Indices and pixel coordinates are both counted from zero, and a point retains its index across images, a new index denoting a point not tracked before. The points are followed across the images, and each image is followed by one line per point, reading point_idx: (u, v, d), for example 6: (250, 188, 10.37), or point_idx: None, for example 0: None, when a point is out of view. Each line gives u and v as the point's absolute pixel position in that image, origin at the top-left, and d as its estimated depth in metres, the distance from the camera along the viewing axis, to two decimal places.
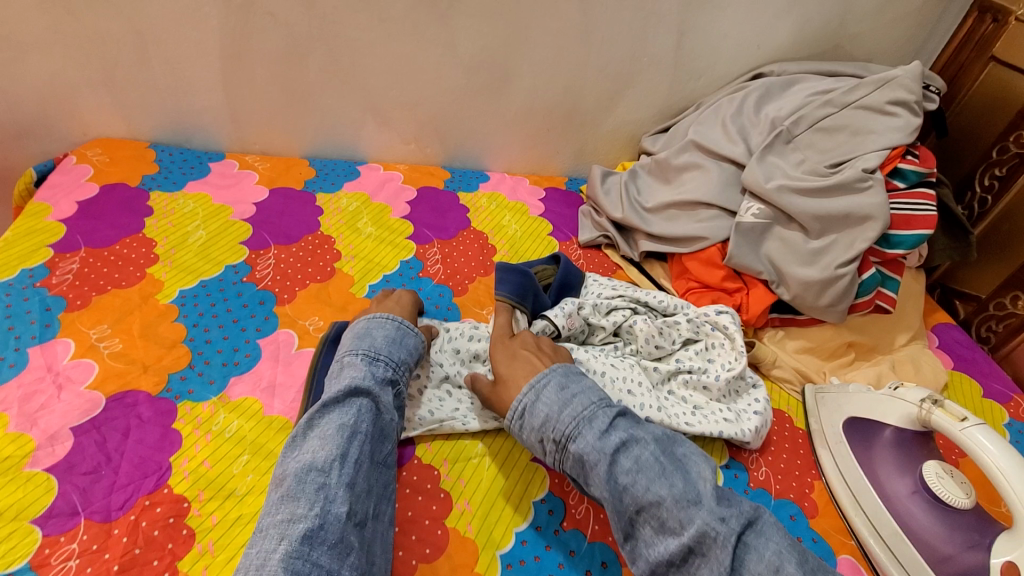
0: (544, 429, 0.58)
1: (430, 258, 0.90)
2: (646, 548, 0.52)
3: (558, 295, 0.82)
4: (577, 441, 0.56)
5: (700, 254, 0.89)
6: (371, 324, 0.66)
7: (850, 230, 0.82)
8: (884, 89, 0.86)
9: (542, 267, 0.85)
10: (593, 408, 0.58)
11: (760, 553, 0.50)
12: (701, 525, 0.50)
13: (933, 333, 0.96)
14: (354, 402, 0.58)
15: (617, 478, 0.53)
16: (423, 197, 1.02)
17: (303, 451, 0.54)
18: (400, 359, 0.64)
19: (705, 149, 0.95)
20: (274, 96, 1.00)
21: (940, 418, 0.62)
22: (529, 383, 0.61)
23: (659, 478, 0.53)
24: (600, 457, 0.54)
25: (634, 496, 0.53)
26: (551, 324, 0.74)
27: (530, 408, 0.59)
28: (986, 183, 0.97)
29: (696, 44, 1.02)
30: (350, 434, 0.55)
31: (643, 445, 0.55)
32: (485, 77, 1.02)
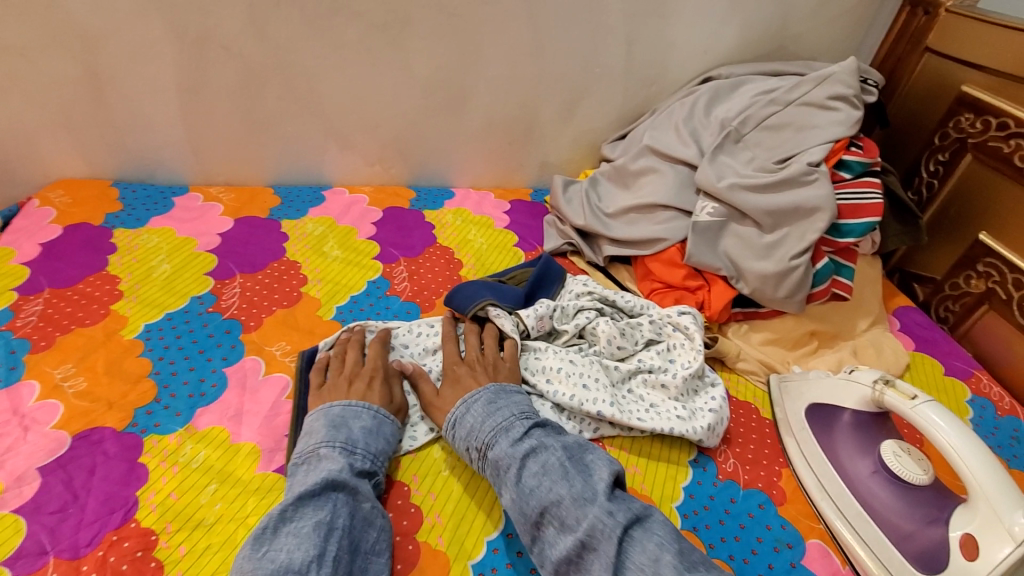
0: (470, 438, 0.63)
1: (397, 277, 0.91)
2: (549, 549, 0.54)
3: (536, 287, 0.85)
4: (494, 449, 0.60)
5: (661, 255, 0.91)
6: (347, 412, 0.64)
7: (801, 223, 0.84)
8: (824, 85, 0.89)
9: (522, 270, 0.91)
10: (512, 418, 0.62)
11: (642, 546, 0.52)
12: (591, 520, 0.53)
13: (894, 317, 0.98)
14: (330, 496, 0.56)
15: (525, 481, 0.57)
16: (389, 216, 1.03)
17: (274, 551, 0.52)
18: (378, 450, 0.63)
19: (660, 153, 0.98)
20: (235, 127, 1.01)
21: (892, 398, 0.64)
22: (461, 399, 0.66)
23: (561, 479, 0.57)
24: (512, 462, 0.59)
25: (538, 497, 0.56)
26: (522, 323, 0.77)
27: (459, 421, 0.64)
28: (930, 168, 1.00)
29: (645, 52, 1.05)
30: (326, 532, 0.53)
31: (551, 451, 0.59)
32: (442, 96, 1.04)
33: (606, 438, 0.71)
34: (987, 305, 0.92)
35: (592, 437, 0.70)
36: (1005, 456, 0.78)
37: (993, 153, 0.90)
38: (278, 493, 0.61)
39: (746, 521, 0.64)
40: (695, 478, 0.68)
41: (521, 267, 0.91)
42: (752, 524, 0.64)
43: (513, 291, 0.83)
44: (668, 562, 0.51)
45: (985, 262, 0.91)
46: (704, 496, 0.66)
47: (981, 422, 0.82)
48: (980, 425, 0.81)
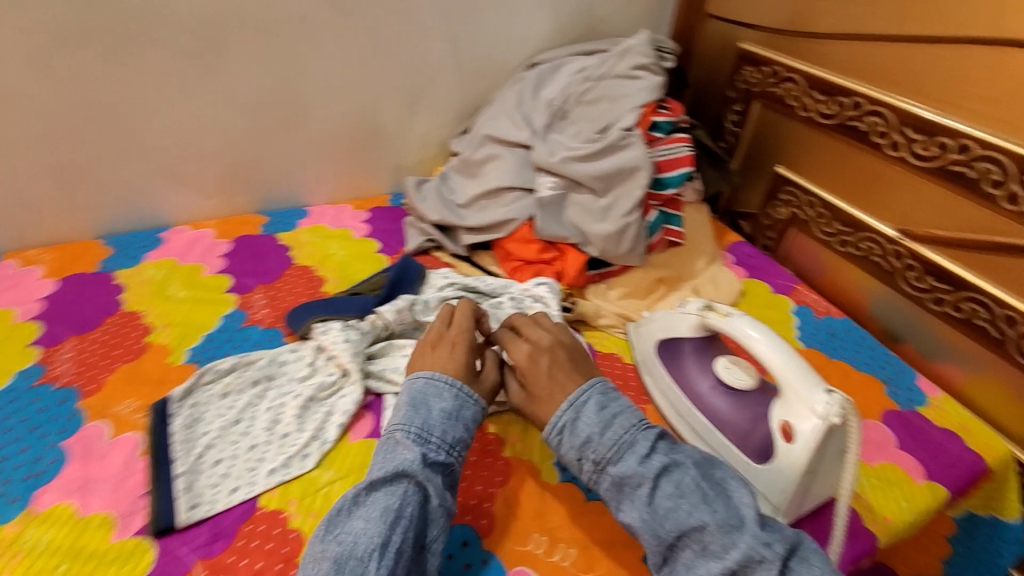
0: (585, 448, 0.61)
1: (254, 306, 0.88)
2: (687, 570, 0.55)
3: (394, 289, 0.87)
4: (619, 464, 0.58)
5: (515, 234, 0.96)
6: (429, 390, 0.64)
7: (627, 183, 0.92)
8: (626, 58, 0.99)
9: (380, 276, 0.92)
10: (632, 430, 0.60)
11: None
12: (745, 549, 0.52)
13: (729, 252, 1.11)
14: (401, 483, 0.56)
15: (659, 502, 0.56)
16: (239, 246, 0.99)
17: (345, 534, 0.53)
18: (455, 439, 0.61)
19: (498, 140, 1.03)
20: (42, 180, 0.92)
21: (715, 321, 0.73)
22: (568, 400, 0.64)
23: (701, 504, 0.55)
24: (642, 480, 0.57)
25: (674, 520, 0.55)
26: (381, 319, 0.79)
27: (569, 426, 0.62)
28: (733, 118, 1.13)
29: (469, 46, 1.09)
30: (393, 519, 0.54)
31: (684, 470, 0.58)
32: (274, 116, 1.01)
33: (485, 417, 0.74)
34: (794, 228, 1.07)
35: None
36: (825, 351, 0.91)
37: (773, 97, 1.04)
38: (141, 555, 0.58)
39: None
40: None
41: (379, 273, 0.92)
42: None
43: (367, 298, 0.84)
44: None
45: (786, 191, 1.06)
46: None
47: (804, 327, 0.96)
48: (803, 329, 0.95)
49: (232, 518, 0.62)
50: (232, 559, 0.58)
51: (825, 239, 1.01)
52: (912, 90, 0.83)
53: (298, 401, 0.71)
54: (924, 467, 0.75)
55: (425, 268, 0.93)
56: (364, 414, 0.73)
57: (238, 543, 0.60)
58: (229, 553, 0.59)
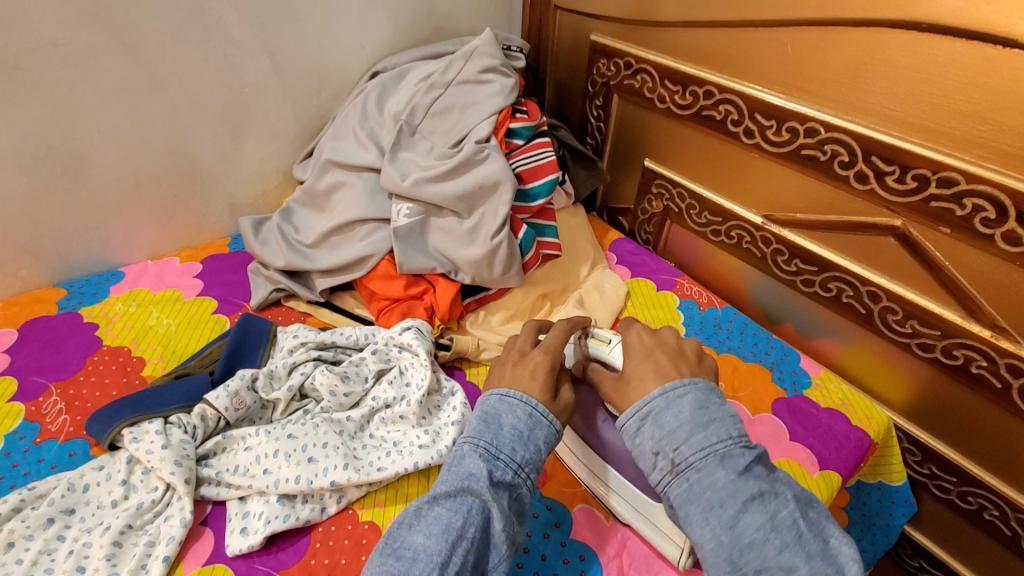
0: (665, 443, 0.52)
1: (48, 413, 0.70)
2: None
3: (232, 362, 0.73)
4: (707, 473, 0.50)
5: (375, 271, 0.85)
6: (504, 402, 0.57)
7: (491, 199, 0.84)
8: (471, 61, 0.90)
9: (216, 345, 0.77)
10: (731, 444, 0.52)
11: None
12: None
13: (611, 251, 1.07)
14: (464, 500, 0.51)
15: (745, 530, 0.48)
16: (28, 334, 0.79)
17: (400, 549, 0.50)
18: (526, 460, 0.54)
19: (343, 165, 0.90)
20: None
21: (593, 347, 0.67)
22: (661, 387, 0.55)
23: (797, 548, 0.48)
24: (735, 499, 0.49)
25: (755, 554, 0.48)
26: (213, 408, 0.65)
27: (654, 415, 0.54)
28: (595, 112, 1.08)
29: (294, 60, 0.95)
30: (455, 538, 0.49)
31: (783, 504, 0.50)
32: (49, 166, 0.82)
33: (356, 501, 0.62)
34: (669, 220, 1.04)
35: (339, 509, 0.61)
36: (712, 345, 0.90)
37: (630, 90, 1.00)
38: None
39: None
40: None
41: (216, 342, 0.77)
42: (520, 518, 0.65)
43: (198, 378, 0.69)
44: None
45: (657, 183, 1.03)
46: None
47: (691, 322, 0.94)
48: (689, 326, 0.93)
49: None
50: None
51: (699, 229, 0.99)
52: (756, 76, 0.82)
53: (106, 535, 0.56)
54: (817, 456, 0.75)
55: (273, 325, 0.79)
56: (203, 530, 0.59)
57: None
58: None
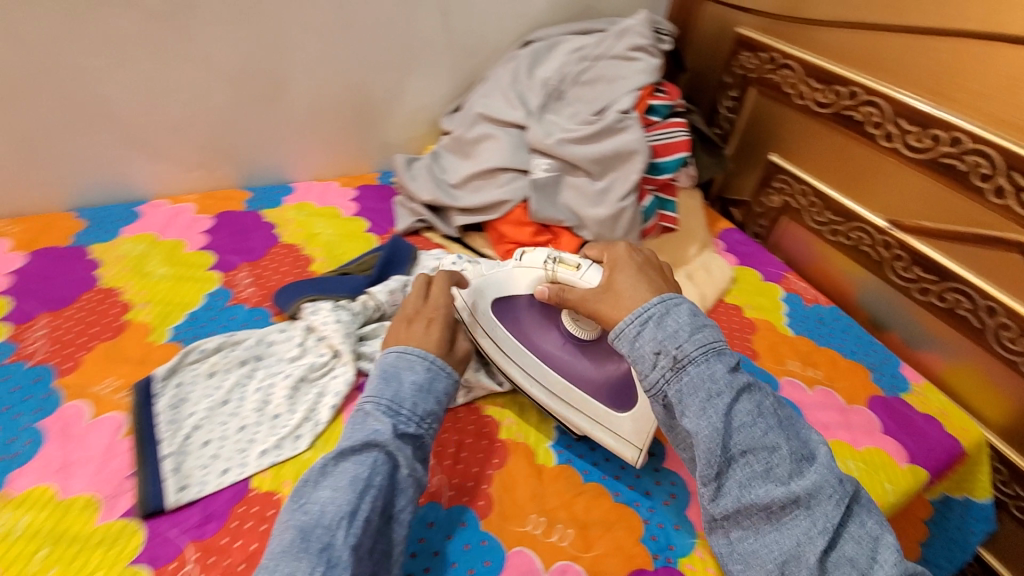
0: (667, 343, 0.59)
1: (239, 284, 0.85)
2: (739, 488, 0.56)
3: (385, 269, 0.86)
4: (704, 367, 0.58)
5: (509, 216, 0.94)
6: (400, 362, 0.62)
7: (624, 166, 0.91)
8: (624, 38, 0.96)
9: (370, 256, 0.89)
10: (721, 346, 0.60)
11: (860, 521, 0.55)
12: (813, 480, 0.55)
13: (720, 239, 1.11)
14: (371, 453, 0.55)
15: (738, 417, 0.56)
16: (222, 223, 0.96)
17: (316, 502, 0.52)
18: (425, 412, 0.60)
19: (492, 119, 1.00)
20: (6, 148, 0.86)
21: (564, 274, 0.70)
22: (660, 296, 0.62)
23: (776, 428, 0.57)
24: (729, 390, 0.57)
25: (746, 436, 0.56)
26: (376, 299, 0.79)
27: (656, 319, 0.60)
28: (727, 104, 1.14)
29: (461, 21, 1.05)
30: (363, 488, 0.53)
31: (763, 395, 0.59)
32: (256, 87, 0.97)
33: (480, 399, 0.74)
34: (785, 216, 1.08)
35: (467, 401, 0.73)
36: (812, 338, 0.93)
37: (770, 84, 1.04)
38: (129, 538, 0.56)
39: None
40: None
41: (369, 253, 0.90)
42: None
43: (358, 279, 0.82)
44: (887, 541, 0.54)
45: (779, 178, 1.06)
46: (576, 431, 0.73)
47: (793, 314, 0.97)
48: (791, 317, 0.96)
49: (224, 497, 0.60)
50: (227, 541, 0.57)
51: (817, 228, 1.02)
52: (906, 82, 0.83)
53: (288, 381, 0.70)
54: (905, 450, 0.78)
55: (416, 249, 0.91)
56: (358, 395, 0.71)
57: (231, 525, 0.58)
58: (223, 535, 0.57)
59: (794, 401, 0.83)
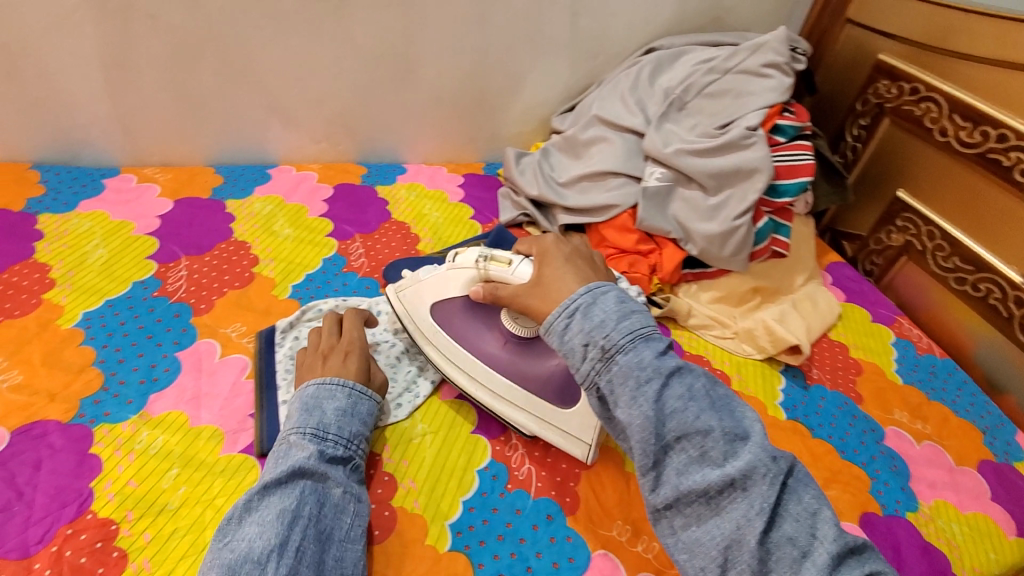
0: (594, 333, 0.51)
1: (353, 253, 0.90)
2: (677, 476, 0.47)
3: None
4: (630, 354, 0.50)
5: (614, 221, 0.94)
6: (320, 393, 0.61)
7: (742, 184, 0.89)
8: (757, 54, 0.94)
9: (474, 243, 0.95)
10: (652, 329, 0.52)
11: (798, 497, 0.47)
12: (748, 459, 0.46)
13: (827, 272, 1.06)
14: (297, 483, 0.53)
15: (667, 401, 0.48)
16: (340, 194, 1.01)
17: (239, 541, 0.49)
18: (353, 433, 0.59)
19: (608, 122, 1.00)
20: (167, 103, 0.95)
21: (497, 270, 0.65)
22: (586, 286, 0.55)
23: (709, 408, 0.48)
24: (657, 375, 0.49)
25: (679, 421, 0.48)
26: None
27: (583, 310, 0.53)
28: (854, 133, 1.09)
29: (589, 23, 1.06)
30: (291, 519, 0.50)
31: (695, 375, 0.51)
32: (388, 69, 1.01)
33: None
34: (905, 257, 1.02)
35: None
36: (923, 389, 0.87)
37: (907, 116, 0.98)
38: (247, 472, 0.60)
39: None
40: None
41: (474, 240, 0.95)
42: None
43: None
44: (828, 516, 0.46)
45: (903, 217, 1.00)
46: None
47: (903, 361, 0.91)
48: (901, 364, 0.91)
49: None
50: None
51: (940, 273, 0.96)
52: None
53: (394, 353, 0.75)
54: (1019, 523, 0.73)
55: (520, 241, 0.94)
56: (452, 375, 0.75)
57: None
58: None
59: (899, 452, 0.78)
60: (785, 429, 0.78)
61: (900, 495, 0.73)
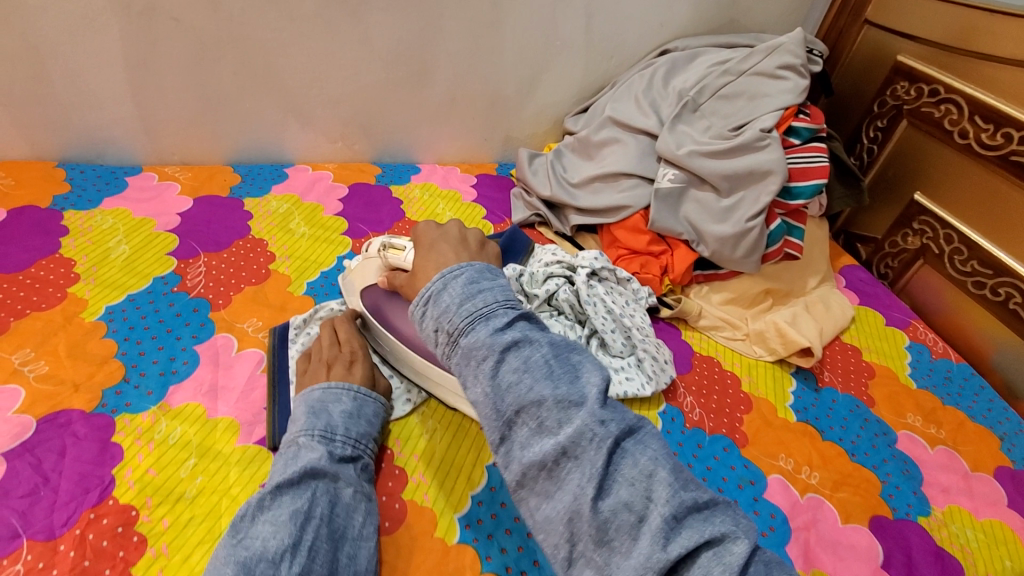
0: (440, 318, 0.50)
1: (367, 252, 0.92)
2: (520, 452, 0.45)
3: (502, 258, 0.90)
4: (469, 335, 0.48)
5: (626, 222, 0.94)
6: (327, 396, 0.63)
7: (756, 186, 0.88)
8: (773, 56, 0.93)
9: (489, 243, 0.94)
10: (496, 307, 0.50)
11: (635, 459, 0.44)
12: (578, 427, 0.44)
13: (841, 274, 1.05)
14: (309, 484, 0.54)
15: (502, 376, 0.46)
16: (355, 193, 1.03)
17: (253, 540, 0.50)
18: (360, 433, 0.62)
19: (622, 124, 1.00)
20: (188, 103, 0.97)
21: (391, 255, 0.73)
22: (440, 273, 0.54)
23: (545, 378, 0.46)
24: (491, 352, 0.47)
25: (516, 396, 0.46)
26: None
27: (434, 298, 0.52)
28: (871, 135, 1.08)
29: (604, 25, 1.06)
30: (304, 520, 0.51)
31: (536, 346, 0.48)
32: (404, 70, 1.03)
33: None
34: (922, 260, 1.01)
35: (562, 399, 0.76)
36: (938, 394, 0.86)
37: (926, 118, 0.97)
38: (261, 463, 0.62)
39: (712, 463, 0.71)
40: (665, 427, 0.74)
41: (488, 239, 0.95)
42: (718, 466, 0.71)
43: None
44: (663, 478, 0.43)
45: (920, 220, 0.99)
46: (674, 443, 0.73)
47: (918, 365, 0.90)
48: (915, 368, 0.90)
49: None
50: None
51: (958, 277, 0.94)
52: None
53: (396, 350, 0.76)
54: None
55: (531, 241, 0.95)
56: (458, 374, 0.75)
57: None
58: None
59: (911, 456, 0.77)
60: (795, 431, 0.77)
61: (912, 499, 0.72)
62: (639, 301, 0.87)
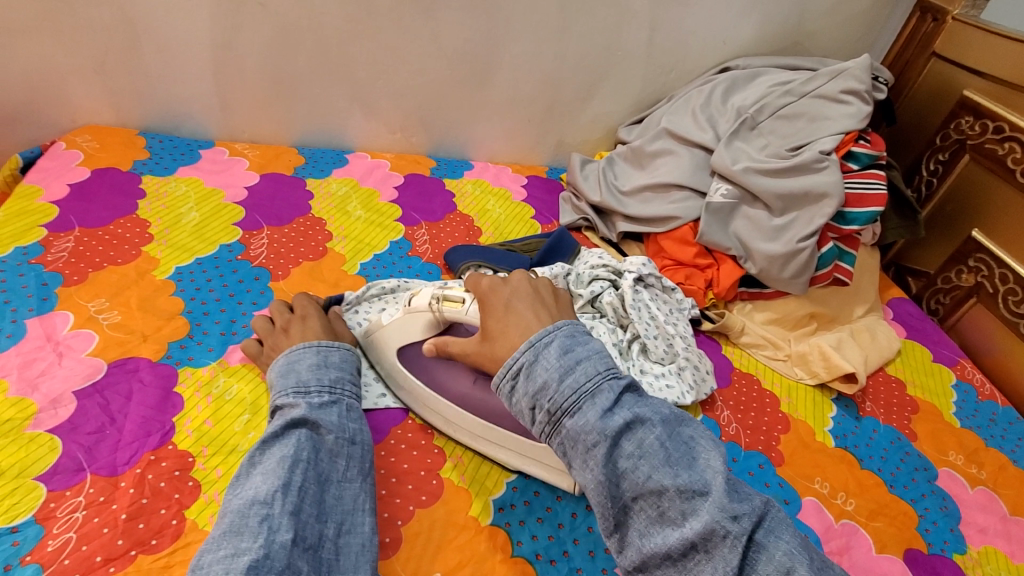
0: (539, 396, 0.50)
1: (418, 239, 0.95)
2: (641, 539, 0.46)
3: (547, 256, 0.91)
4: (575, 417, 0.48)
5: (673, 233, 0.95)
6: (291, 358, 0.63)
7: (810, 207, 0.88)
8: (837, 79, 0.93)
9: (537, 240, 0.96)
10: (600, 384, 0.50)
11: (770, 554, 0.43)
12: (705, 522, 0.43)
13: (888, 307, 1.03)
14: (293, 434, 0.55)
15: (617, 462, 0.47)
16: (410, 182, 1.06)
17: (245, 489, 0.50)
18: (332, 380, 0.61)
19: (677, 136, 1.01)
20: (263, 86, 1.02)
21: (450, 311, 0.65)
22: (527, 340, 0.53)
23: (663, 465, 0.46)
24: (602, 437, 0.47)
25: (631, 482, 0.47)
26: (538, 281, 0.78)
27: (526, 370, 0.52)
28: (931, 167, 1.06)
29: (666, 39, 1.08)
30: (291, 463, 0.52)
31: (648, 428, 0.48)
32: (468, 69, 1.06)
33: None
34: (975, 298, 0.98)
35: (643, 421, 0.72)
36: (981, 435, 0.84)
37: (990, 155, 0.95)
38: None
39: (747, 477, 0.71)
40: None
41: (537, 237, 0.97)
42: (753, 481, 0.71)
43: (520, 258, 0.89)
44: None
45: (976, 257, 0.97)
46: None
47: (963, 404, 0.88)
48: (960, 406, 0.87)
49: (384, 418, 0.68)
50: (385, 453, 0.64)
51: (1010, 319, 0.92)
52: None
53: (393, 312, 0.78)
54: None
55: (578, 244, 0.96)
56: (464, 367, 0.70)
57: (390, 441, 0.66)
58: (383, 447, 0.65)
59: (950, 493, 0.75)
60: (832, 456, 0.76)
61: (947, 535, 0.70)
62: (682, 311, 0.87)
